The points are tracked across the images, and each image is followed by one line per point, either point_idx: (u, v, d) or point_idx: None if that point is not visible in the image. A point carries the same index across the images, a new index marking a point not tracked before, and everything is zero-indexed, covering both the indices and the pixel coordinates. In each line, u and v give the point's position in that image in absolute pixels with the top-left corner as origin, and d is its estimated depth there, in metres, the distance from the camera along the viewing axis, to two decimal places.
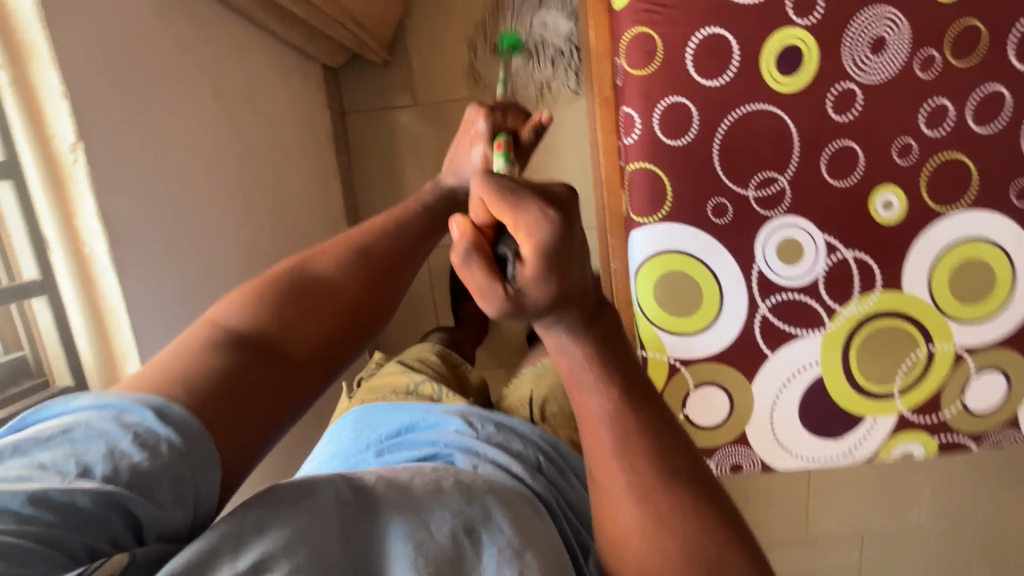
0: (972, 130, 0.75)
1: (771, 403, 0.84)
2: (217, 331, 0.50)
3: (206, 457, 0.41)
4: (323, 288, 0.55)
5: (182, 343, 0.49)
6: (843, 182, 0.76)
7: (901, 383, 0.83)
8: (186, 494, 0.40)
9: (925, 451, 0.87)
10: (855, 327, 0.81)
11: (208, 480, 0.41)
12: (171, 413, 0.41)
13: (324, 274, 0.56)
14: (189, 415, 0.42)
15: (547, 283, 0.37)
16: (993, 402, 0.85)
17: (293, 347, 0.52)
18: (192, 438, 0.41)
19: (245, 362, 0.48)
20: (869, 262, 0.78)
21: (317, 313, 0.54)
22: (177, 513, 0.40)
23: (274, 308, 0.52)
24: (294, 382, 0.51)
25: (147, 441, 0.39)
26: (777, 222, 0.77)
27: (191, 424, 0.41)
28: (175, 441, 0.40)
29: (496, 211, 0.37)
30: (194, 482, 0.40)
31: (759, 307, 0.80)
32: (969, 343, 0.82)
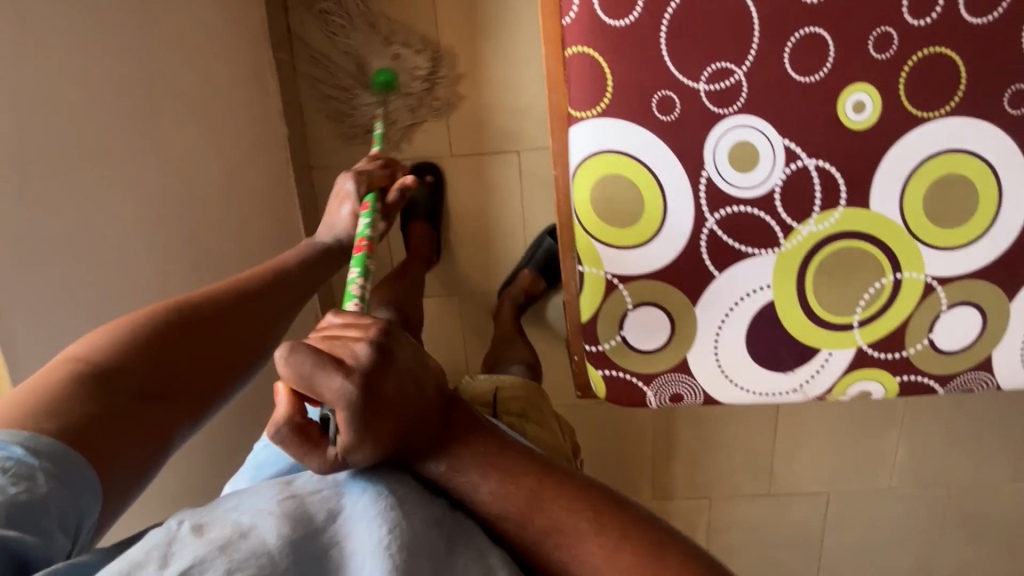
0: (964, 18, 0.65)
1: (716, 329, 0.77)
2: (80, 366, 0.52)
3: (88, 480, 0.47)
4: (187, 319, 0.60)
5: (42, 375, 0.51)
6: (808, 78, 0.67)
7: (862, 313, 0.76)
8: (67, 522, 0.45)
9: (885, 391, 0.80)
10: (813, 248, 0.73)
11: (89, 507, 0.47)
12: (40, 447, 0.45)
13: (198, 308, 0.62)
14: (62, 444, 0.46)
15: (365, 450, 0.48)
16: (963, 341, 0.77)
17: (161, 387, 0.55)
18: (72, 465, 0.46)
19: (104, 402, 0.51)
20: (833, 173, 0.70)
21: (195, 360, 0.59)
22: (66, 530, 0.45)
23: (146, 338, 0.57)
24: (167, 416, 0.55)
25: (20, 476, 0.43)
26: (731, 122, 0.69)
27: (67, 450, 0.46)
28: (51, 463, 0.45)
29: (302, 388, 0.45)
30: (75, 508, 0.46)
31: (706, 220, 0.72)
32: (942, 271, 0.73)
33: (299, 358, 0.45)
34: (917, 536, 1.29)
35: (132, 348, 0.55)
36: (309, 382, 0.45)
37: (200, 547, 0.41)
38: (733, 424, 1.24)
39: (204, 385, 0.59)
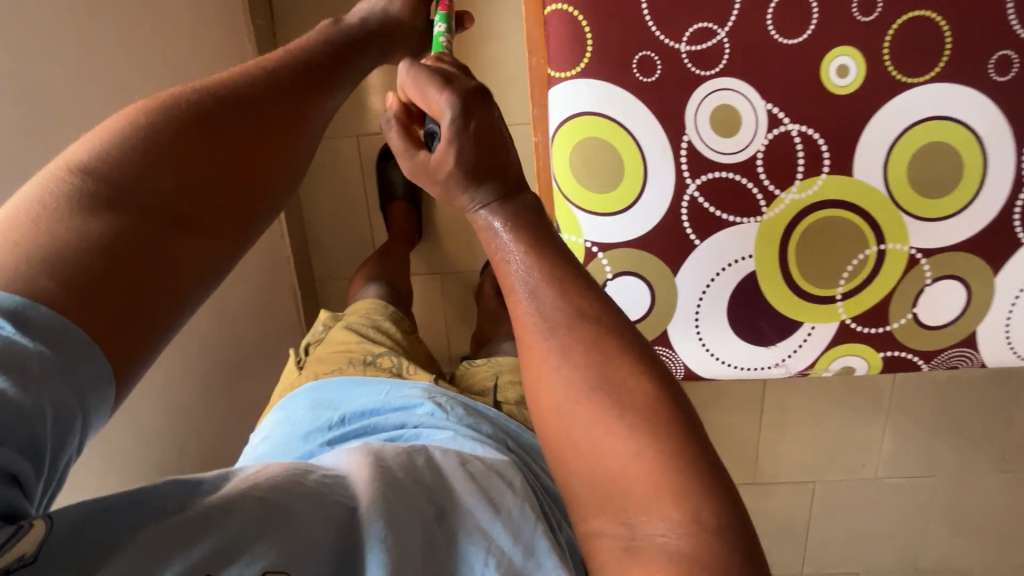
0: None
1: (697, 300, 0.76)
2: (79, 178, 0.40)
3: (91, 364, 0.36)
4: (214, 111, 0.46)
5: (34, 189, 0.39)
6: (792, 40, 0.66)
7: (845, 286, 0.74)
8: (61, 429, 0.34)
9: (868, 367, 0.78)
10: (796, 217, 0.72)
11: (94, 390, 0.36)
12: (35, 317, 0.34)
13: (223, 98, 0.47)
14: (58, 315, 0.35)
15: (450, 157, 0.49)
16: (948, 315, 0.75)
17: (187, 206, 0.43)
18: (71, 345, 0.35)
19: (123, 224, 0.39)
20: (816, 139, 0.69)
21: (214, 163, 0.45)
22: (63, 442, 0.35)
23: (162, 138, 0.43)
24: (204, 248, 0.44)
25: (4, 361, 0.33)
26: (713, 85, 0.67)
27: (66, 328, 0.35)
28: (48, 353, 0.34)
29: (419, 97, 0.52)
30: (79, 402, 0.35)
31: (687, 186, 0.71)
32: (926, 243, 0.72)
33: (412, 83, 0.52)
34: (901, 527, 1.28)
35: (148, 145, 0.42)
36: (422, 91, 0.52)
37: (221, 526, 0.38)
38: (719, 409, 1.22)
39: (245, 208, 0.47)
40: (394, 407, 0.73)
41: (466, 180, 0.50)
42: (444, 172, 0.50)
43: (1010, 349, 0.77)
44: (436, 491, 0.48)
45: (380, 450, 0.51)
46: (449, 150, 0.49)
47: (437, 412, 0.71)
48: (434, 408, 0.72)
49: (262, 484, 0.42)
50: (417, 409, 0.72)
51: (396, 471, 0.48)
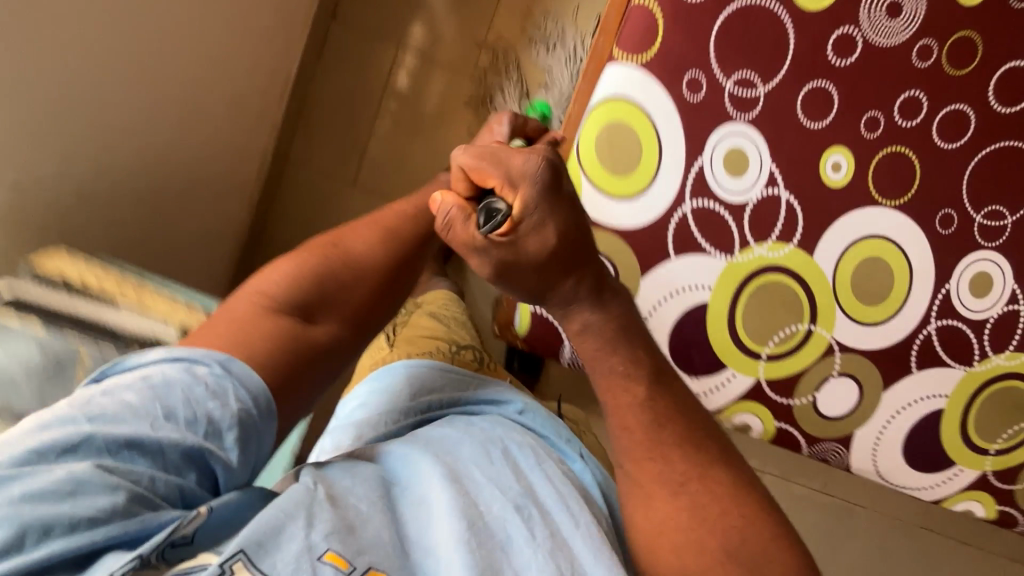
0: (932, 138, 0.78)
1: (650, 309, 0.80)
2: (261, 302, 0.51)
3: (265, 414, 0.47)
4: (353, 270, 0.56)
5: (231, 310, 0.51)
6: (811, 123, 0.76)
7: (772, 349, 0.82)
8: (247, 448, 0.46)
9: (762, 432, 0.86)
10: (757, 270, 0.79)
11: (266, 433, 0.47)
12: (233, 366, 0.46)
13: (357, 255, 0.57)
14: (257, 377, 0.47)
15: (544, 236, 0.45)
16: (841, 410, 0.85)
17: (328, 313, 0.54)
18: (262, 406, 0.47)
19: (290, 326, 0.51)
20: (796, 211, 0.78)
21: (354, 299, 0.55)
22: (246, 454, 0.46)
23: (320, 273, 0.54)
24: (320, 335, 0.52)
25: (216, 390, 0.45)
26: (737, 127, 0.76)
27: (253, 378, 0.47)
28: (239, 392, 0.46)
29: (479, 175, 0.46)
30: (255, 432, 0.46)
31: (684, 202, 0.77)
32: (844, 339, 0.82)
33: (478, 163, 0.46)
34: None
35: (305, 284, 0.53)
36: (488, 157, 0.46)
37: (335, 517, 0.44)
38: None
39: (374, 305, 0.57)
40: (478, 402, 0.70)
41: (543, 265, 0.45)
42: (531, 245, 0.44)
43: (873, 462, 0.88)
44: (513, 498, 0.52)
45: (460, 455, 0.56)
46: (539, 220, 0.44)
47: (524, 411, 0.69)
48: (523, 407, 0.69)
49: (354, 493, 0.48)
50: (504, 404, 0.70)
51: (480, 485, 0.53)
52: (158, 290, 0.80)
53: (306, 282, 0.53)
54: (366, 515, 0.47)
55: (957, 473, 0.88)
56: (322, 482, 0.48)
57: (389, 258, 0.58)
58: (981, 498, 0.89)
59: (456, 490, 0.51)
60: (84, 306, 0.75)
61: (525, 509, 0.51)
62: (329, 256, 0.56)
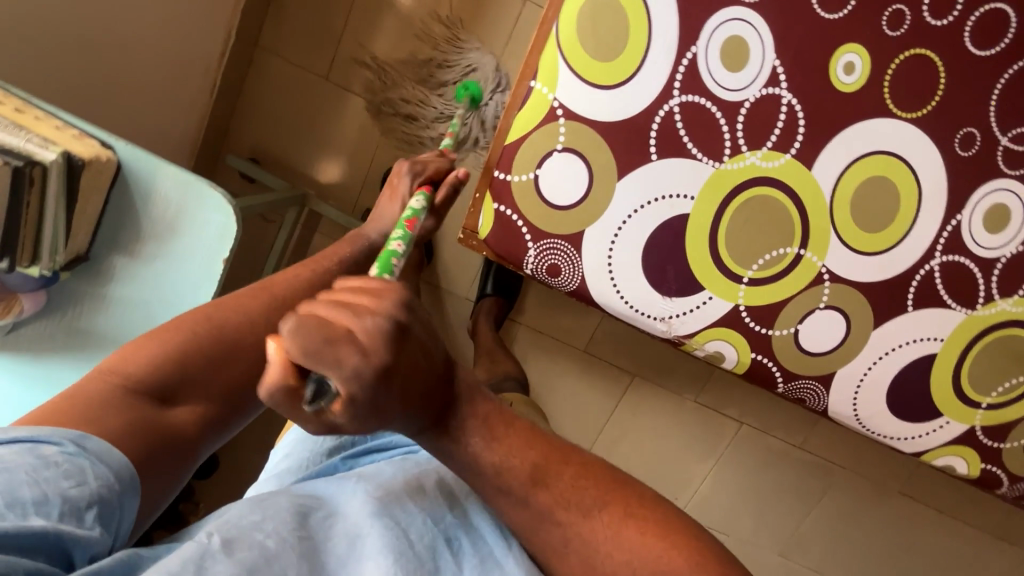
0: (964, 40, 0.68)
1: (624, 217, 0.73)
2: (119, 385, 0.41)
3: (130, 491, 0.38)
4: (225, 345, 0.46)
5: (68, 394, 0.40)
6: (826, 13, 0.67)
7: (755, 273, 0.75)
8: (108, 526, 0.36)
9: (735, 364, 0.80)
10: (747, 182, 0.72)
11: (128, 513, 0.38)
12: (90, 444, 0.37)
13: (228, 334, 0.46)
14: (126, 464, 0.38)
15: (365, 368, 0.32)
16: (825, 346, 0.78)
17: (196, 388, 0.44)
18: (127, 480, 0.38)
19: (144, 405, 0.41)
20: (798, 116, 0.70)
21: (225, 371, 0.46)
22: (107, 531, 0.36)
23: (185, 361, 0.44)
24: (180, 413, 0.43)
25: (71, 470, 0.35)
26: (740, 12, 0.66)
27: (116, 453, 0.38)
28: (105, 471, 0.37)
29: (303, 322, 0.32)
30: (118, 504, 0.37)
31: (671, 97, 0.69)
32: (836, 268, 0.75)
33: (315, 314, 0.33)
34: None
35: (168, 359, 0.43)
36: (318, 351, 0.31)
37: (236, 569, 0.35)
38: (586, 378, 1.20)
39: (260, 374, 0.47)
40: None
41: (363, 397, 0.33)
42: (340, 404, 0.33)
43: (852, 406, 0.82)
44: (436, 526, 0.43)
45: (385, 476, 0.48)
46: (360, 365, 0.32)
47: None
48: None
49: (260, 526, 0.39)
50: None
51: (404, 513, 0.43)
52: (66, 127, 0.60)
53: (167, 369, 0.43)
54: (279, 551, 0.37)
55: (942, 426, 0.82)
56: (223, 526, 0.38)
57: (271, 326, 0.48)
58: (965, 454, 0.83)
59: (386, 527, 0.41)
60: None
61: (455, 539, 0.43)
62: (194, 329, 0.46)
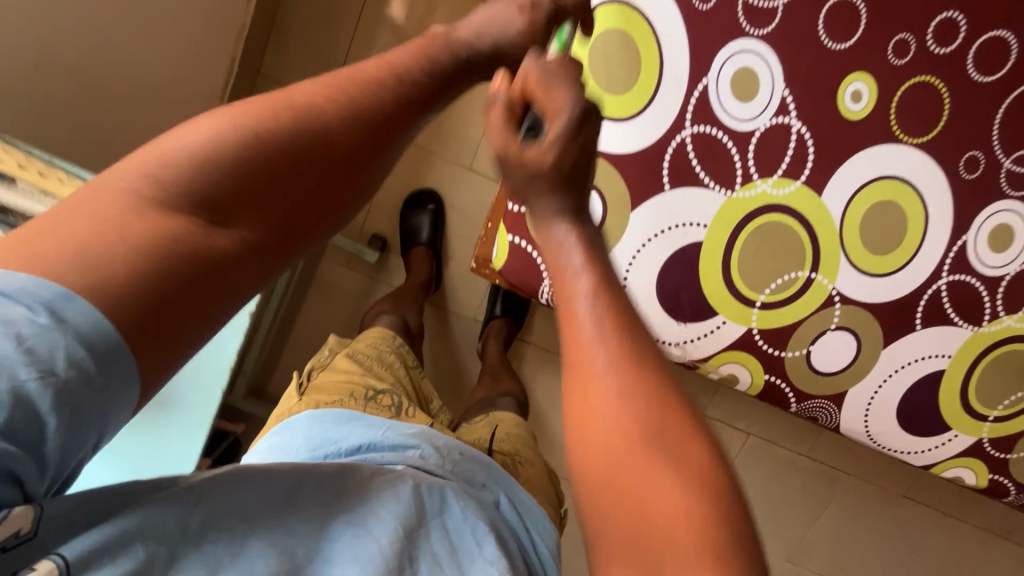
0: (967, 67, 0.69)
1: (638, 246, 0.74)
2: (150, 184, 0.30)
3: (123, 378, 0.28)
4: (307, 143, 0.35)
5: (91, 187, 0.30)
6: (833, 43, 0.68)
7: (768, 296, 0.76)
8: (86, 431, 0.27)
9: (750, 385, 0.81)
10: (758, 209, 0.73)
11: (116, 410, 0.28)
12: (71, 316, 0.26)
13: (315, 127, 0.35)
14: (113, 333, 0.27)
15: (548, 158, 0.38)
16: (837, 366, 0.80)
17: (250, 212, 0.33)
18: (117, 371, 0.27)
19: (179, 225, 0.30)
20: (807, 144, 0.71)
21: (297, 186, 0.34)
22: (91, 435, 0.28)
23: (247, 156, 0.33)
24: (230, 244, 0.32)
25: (37, 351, 0.25)
26: (749, 43, 0.67)
27: (109, 333, 0.27)
28: (86, 364, 0.26)
29: (533, 87, 0.40)
30: (102, 407, 0.27)
31: (683, 128, 0.70)
32: (846, 290, 0.76)
33: (534, 75, 0.40)
34: None
35: (229, 158, 0.32)
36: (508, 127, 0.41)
37: None
38: None
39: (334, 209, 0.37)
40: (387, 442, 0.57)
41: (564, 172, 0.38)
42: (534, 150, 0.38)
43: (864, 423, 0.83)
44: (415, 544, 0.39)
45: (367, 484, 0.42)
46: (564, 148, 0.38)
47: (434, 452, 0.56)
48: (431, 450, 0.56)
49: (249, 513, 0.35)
50: (409, 449, 0.56)
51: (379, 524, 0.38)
52: (89, 187, 0.59)
53: (221, 160, 0.32)
54: None
55: (951, 439, 0.84)
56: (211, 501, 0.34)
57: (358, 136, 0.37)
58: (973, 466, 0.85)
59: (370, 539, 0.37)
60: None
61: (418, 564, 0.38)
62: (274, 116, 0.34)
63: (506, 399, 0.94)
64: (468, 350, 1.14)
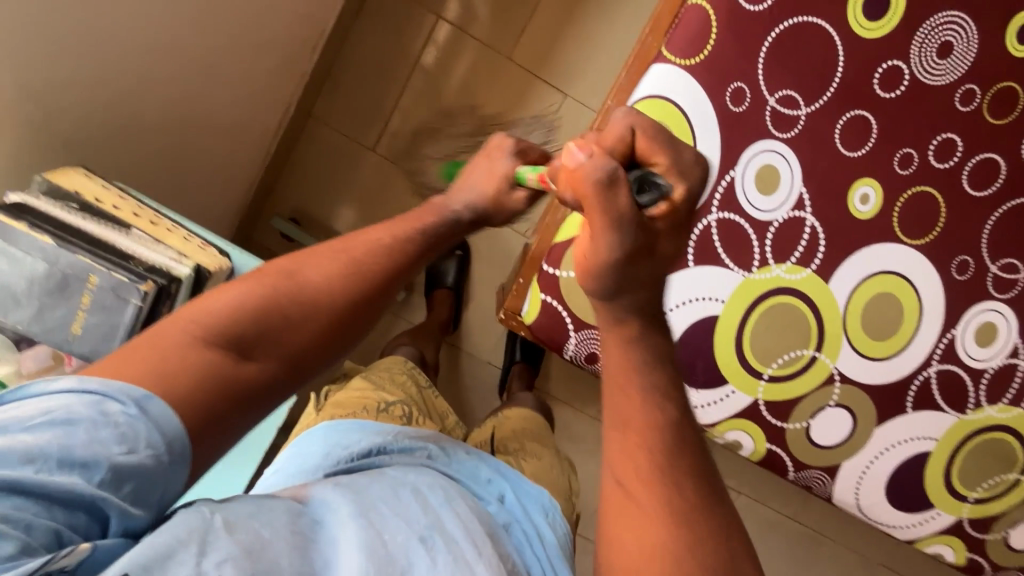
0: (961, 182, 0.78)
1: (660, 315, 0.80)
2: (195, 332, 0.43)
3: (181, 460, 0.41)
4: (304, 307, 0.47)
5: (153, 336, 0.43)
6: (847, 151, 0.76)
7: (774, 371, 0.82)
8: (153, 491, 0.39)
9: (752, 452, 0.86)
10: (771, 290, 0.79)
11: (173, 484, 0.41)
12: (151, 406, 0.40)
13: (313, 286, 0.48)
14: (180, 427, 0.40)
15: (674, 238, 0.45)
16: (834, 440, 0.85)
17: (267, 347, 0.46)
18: (179, 450, 0.40)
19: (216, 363, 0.43)
20: (819, 237, 0.78)
21: (294, 330, 0.47)
22: (154, 492, 0.40)
23: (266, 307, 0.46)
24: (252, 374, 0.45)
25: (128, 431, 0.38)
26: (773, 145, 0.75)
27: (173, 420, 0.40)
28: (156, 440, 0.39)
29: (644, 144, 0.46)
30: (166, 478, 0.40)
31: (710, 214, 0.77)
32: (846, 370, 0.83)
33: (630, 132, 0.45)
34: None
35: (247, 318, 0.45)
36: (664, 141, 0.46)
37: (232, 546, 0.39)
38: None
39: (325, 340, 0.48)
40: (396, 446, 0.64)
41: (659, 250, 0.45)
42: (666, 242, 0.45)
43: (855, 495, 0.89)
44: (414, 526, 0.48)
45: (363, 487, 0.51)
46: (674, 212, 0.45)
47: (437, 457, 0.64)
48: (435, 453, 0.65)
49: (264, 515, 0.43)
50: (416, 450, 0.64)
51: (381, 518, 0.48)
52: (191, 237, 0.71)
53: (249, 317, 0.45)
54: (271, 537, 0.42)
55: (934, 516, 0.89)
56: (223, 511, 0.42)
57: (349, 293, 0.49)
58: (952, 543, 0.90)
59: (363, 525, 0.46)
60: (96, 229, 0.64)
61: (429, 539, 0.48)
62: (279, 286, 0.47)
63: (525, 394, 1.03)
64: (478, 391, 1.18)
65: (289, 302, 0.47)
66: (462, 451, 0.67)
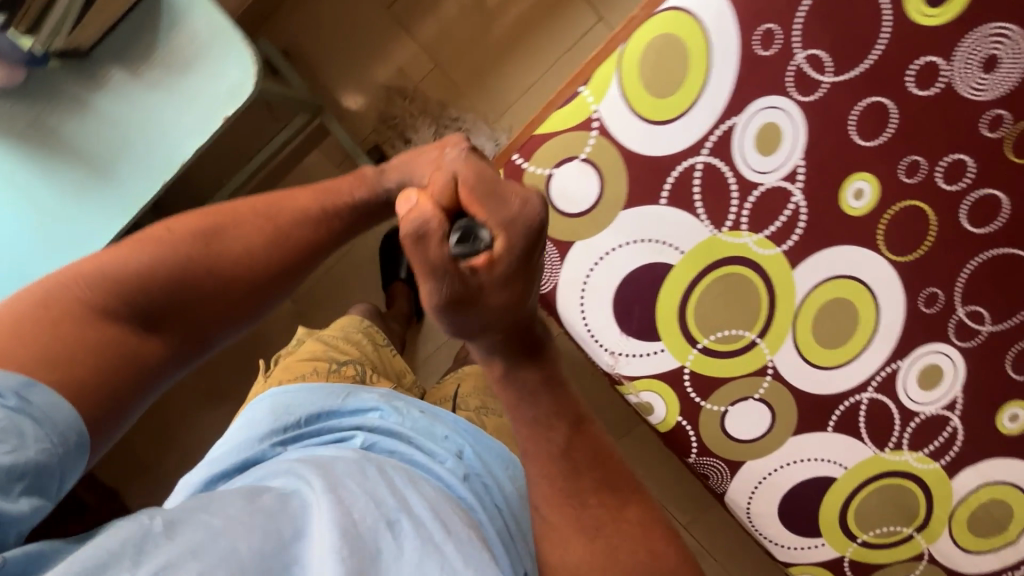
0: (958, 211, 0.73)
1: (613, 245, 0.75)
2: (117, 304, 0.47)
3: (77, 449, 0.43)
4: (211, 269, 0.51)
5: (57, 308, 0.45)
6: (858, 138, 0.71)
7: (710, 343, 0.78)
8: (47, 477, 0.42)
9: (661, 421, 0.82)
10: (733, 257, 0.75)
11: (70, 470, 0.43)
12: (37, 399, 0.41)
13: (228, 252, 0.52)
14: (73, 411, 0.43)
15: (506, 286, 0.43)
16: (746, 435, 0.82)
17: (175, 315, 0.50)
18: (70, 436, 0.43)
19: (118, 325, 0.47)
20: (800, 218, 0.73)
21: (210, 305, 0.51)
22: (46, 482, 0.42)
23: (180, 273, 0.50)
24: (148, 348, 0.48)
25: (12, 427, 0.40)
26: (786, 104, 0.70)
27: (63, 408, 0.42)
28: (44, 432, 0.41)
29: (465, 195, 0.42)
30: (59, 465, 0.42)
31: (698, 154, 0.72)
32: (781, 367, 0.79)
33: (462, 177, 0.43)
34: None
35: (159, 273, 0.49)
36: (487, 190, 0.42)
37: (173, 547, 0.40)
38: None
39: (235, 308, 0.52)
40: (347, 406, 0.65)
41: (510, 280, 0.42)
42: (492, 293, 0.42)
43: (747, 500, 0.85)
44: (380, 506, 0.47)
45: (326, 466, 0.52)
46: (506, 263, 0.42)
47: (388, 412, 0.64)
48: (389, 410, 0.65)
49: (211, 509, 0.44)
50: (369, 412, 0.64)
51: (351, 494, 0.48)
52: None
53: (161, 277, 0.49)
54: (221, 527, 0.42)
55: (817, 545, 0.86)
56: (162, 513, 0.42)
57: (270, 254, 0.53)
58: None
59: (333, 503, 0.46)
60: None
61: (396, 522, 0.47)
62: (193, 243, 0.51)
63: None
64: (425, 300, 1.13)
65: (201, 261, 0.51)
66: (415, 409, 0.66)
